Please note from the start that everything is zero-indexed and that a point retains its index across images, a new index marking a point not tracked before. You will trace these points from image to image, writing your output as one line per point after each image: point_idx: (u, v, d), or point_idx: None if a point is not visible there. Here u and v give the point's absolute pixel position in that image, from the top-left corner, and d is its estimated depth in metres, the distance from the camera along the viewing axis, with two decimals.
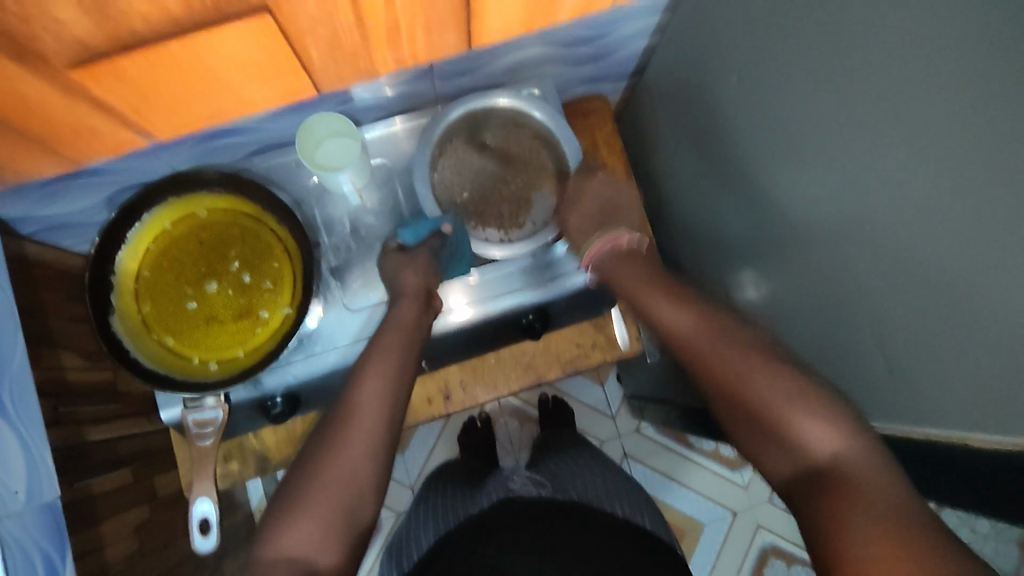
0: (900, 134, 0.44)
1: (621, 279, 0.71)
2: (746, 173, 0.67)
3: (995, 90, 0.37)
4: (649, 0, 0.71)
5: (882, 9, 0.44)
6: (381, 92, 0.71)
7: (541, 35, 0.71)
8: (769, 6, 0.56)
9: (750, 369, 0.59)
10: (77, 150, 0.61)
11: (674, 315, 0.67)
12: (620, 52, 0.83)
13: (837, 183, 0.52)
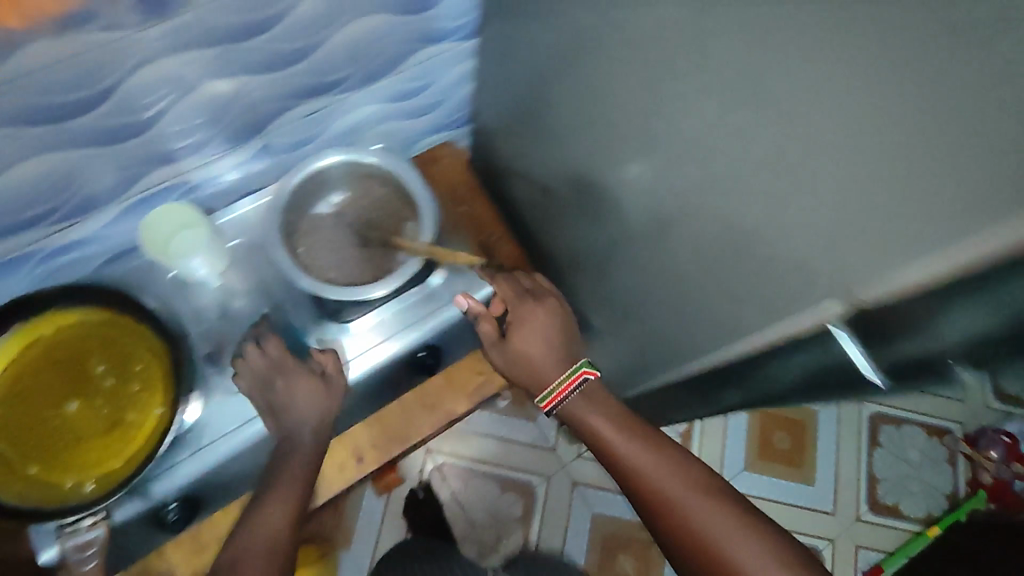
0: (663, 106, 0.48)
1: (595, 422, 0.62)
2: (576, 178, 0.70)
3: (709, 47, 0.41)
4: (454, 45, 0.76)
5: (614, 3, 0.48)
6: (224, 177, 0.72)
7: (363, 92, 0.74)
8: (541, 26, 0.60)
9: (729, 526, 0.50)
10: None
11: (646, 459, 0.57)
12: (451, 99, 0.87)
13: (638, 165, 0.55)
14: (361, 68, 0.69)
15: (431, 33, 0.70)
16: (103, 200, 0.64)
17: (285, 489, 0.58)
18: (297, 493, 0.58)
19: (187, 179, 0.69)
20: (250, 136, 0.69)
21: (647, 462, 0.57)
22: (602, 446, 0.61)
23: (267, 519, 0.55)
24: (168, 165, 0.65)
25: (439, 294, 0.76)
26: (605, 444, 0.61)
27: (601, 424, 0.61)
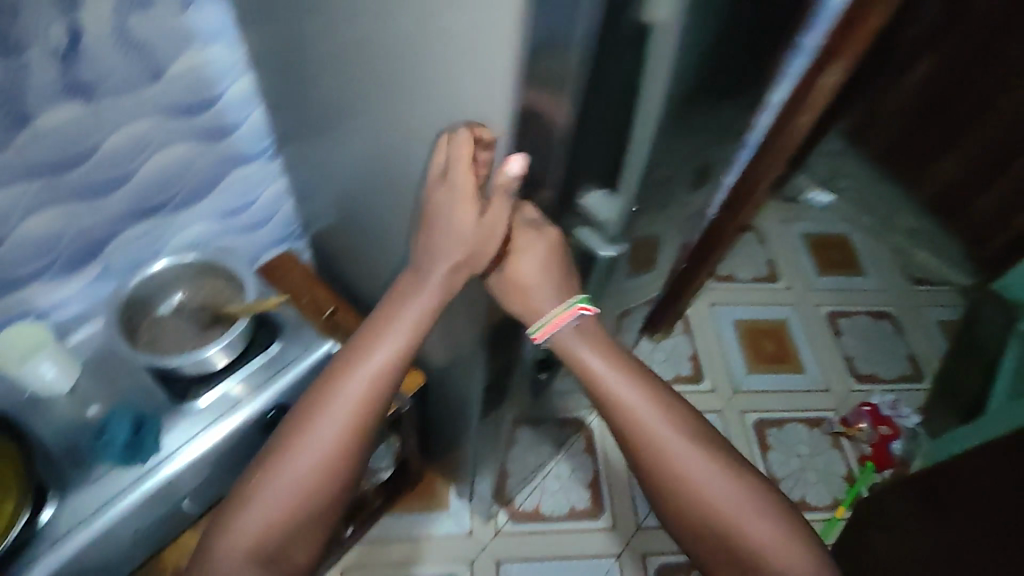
0: (387, 138, 0.68)
1: (586, 359, 0.64)
2: (378, 235, 0.87)
3: (387, 84, 0.62)
4: (265, 166, 0.94)
5: (340, 83, 0.69)
6: (70, 298, 0.83)
7: (189, 212, 0.90)
8: (313, 121, 0.81)
9: (688, 444, 0.64)
10: None
11: (631, 395, 0.64)
12: (279, 215, 1.03)
13: (393, 190, 0.74)
14: (180, 192, 0.86)
15: (238, 159, 0.89)
16: None
17: (282, 476, 0.58)
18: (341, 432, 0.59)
19: (32, 306, 0.80)
20: (88, 259, 0.82)
21: (631, 398, 0.64)
22: (604, 395, 0.64)
23: (263, 507, 0.58)
24: (12, 289, 0.76)
25: (279, 358, 0.87)
26: (603, 386, 0.64)
27: (589, 358, 0.64)
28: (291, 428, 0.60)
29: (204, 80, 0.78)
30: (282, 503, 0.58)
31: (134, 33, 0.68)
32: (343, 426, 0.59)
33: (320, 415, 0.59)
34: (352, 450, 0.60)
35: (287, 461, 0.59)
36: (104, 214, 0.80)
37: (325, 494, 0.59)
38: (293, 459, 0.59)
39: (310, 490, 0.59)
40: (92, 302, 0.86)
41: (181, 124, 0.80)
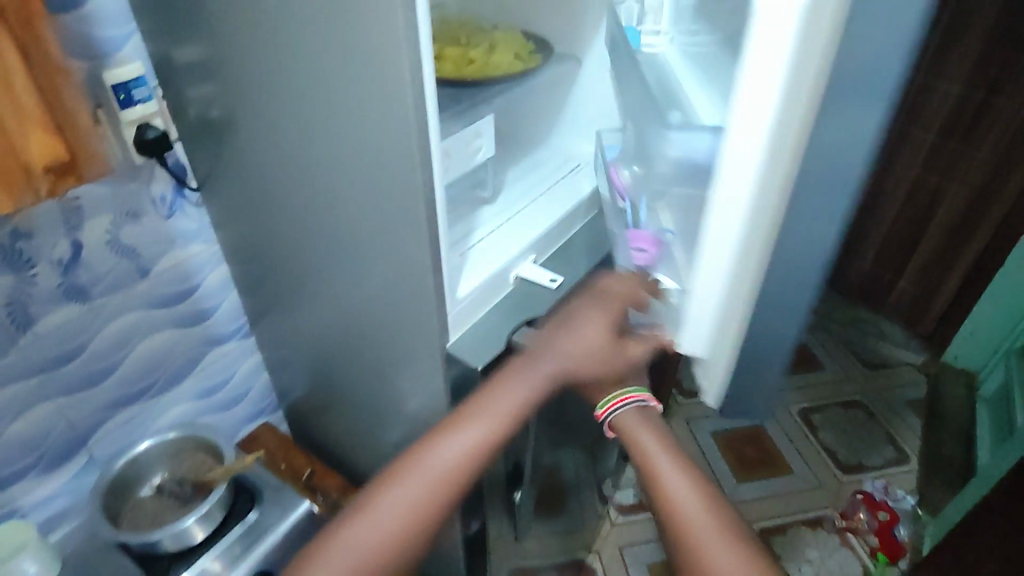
0: (343, 295, 0.79)
1: (638, 441, 0.61)
2: (345, 388, 0.94)
3: (338, 250, 0.74)
4: (240, 344, 1.04)
5: (301, 257, 0.81)
6: (55, 494, 0.86)
7: (171, 396, 0.97)
8: (280, 296, 0.92)
9: (737, 567, 0.51)
10: None
11: (681, 485, 0.56)
12: (254, 389, 1.11)
13: (353, 339, 0.83)
14: (161, 375, 0.94)
15: (215, 337, 0.99)
16: None
17: (371, 530, 0.55)
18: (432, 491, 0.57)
19: (16, 505, 0.83)
20: (74, 451, 0.87)
21: (680, 489, 0.56)
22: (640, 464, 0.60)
23: (354, 550, 0.55)
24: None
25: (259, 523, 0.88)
26: (649, 463, 0.59)
27: (645, 438, 0.61)
28: (386, 485, 0.58)
29: (184, 274, 0.90)
30: (369, 552, 0.55)
31: (125, 242, 0.81)
32: (444, 489, 0.58)
33: (418, 479, 0.58)
34: (439, 517, 0.57)
35: (376, 517, 0.56)
36: (90, 405, 0.86)
37: (410, 552, 0.56)
38: (382, 514, 0.56)
39: (398, 550, 0.55)
40: (75, 496, 0.89)
41: (164, 313, 0.90)
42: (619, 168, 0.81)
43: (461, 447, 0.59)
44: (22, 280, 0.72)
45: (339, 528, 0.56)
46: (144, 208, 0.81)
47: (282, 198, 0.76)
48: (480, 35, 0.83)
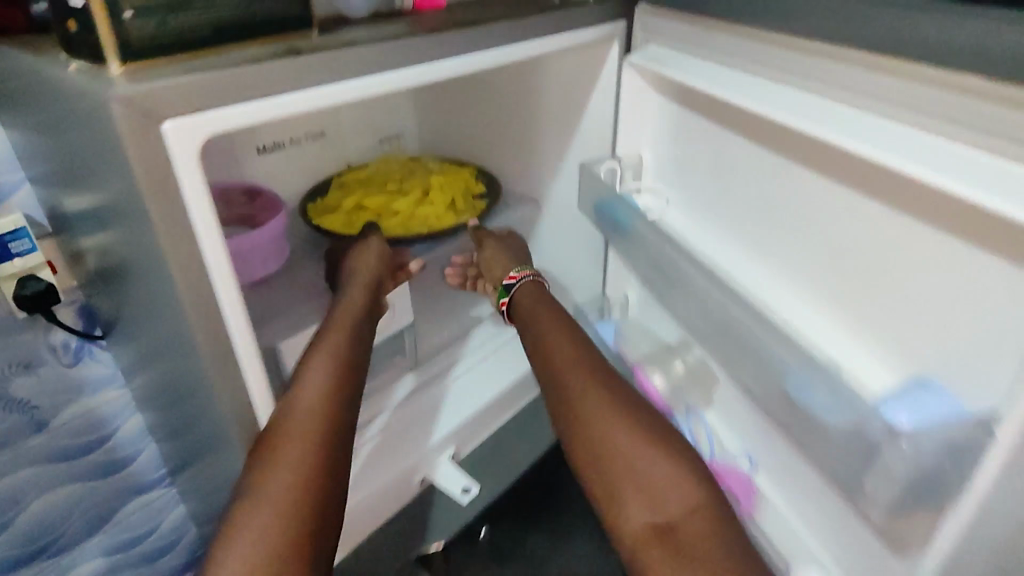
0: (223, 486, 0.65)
1: (521, 295, 0.68)
2: None
3: (209, 441, 0.61)
4: (165, 495, 0.92)
5: (190, 430, 0.69)
6: None
7: (76, 553, 0.86)
8: (185, 460, 0.80)
9: (635, 448, 0.53)
10: None
11: (607, 393, 0.57)
12: (181, 544, 0.97)
13: None
14: (62, 533, 0.83)
15: (133, 488, 0.88)
16: None
17: (268, 522, 0.44)
18: (303, 449, 0.47)
19: None
20: None
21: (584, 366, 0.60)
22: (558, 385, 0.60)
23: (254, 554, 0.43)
24: None
25: None
26: (542, 343, 0.63)
27: (550, 312, 0.66)
28: (257, 474, 0.46)
29: (93, 423, 0.81)
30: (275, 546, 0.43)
31: (15, 394, 0.72)
32: (325, 445, 0.48)
33: (288, 451, 0.47)
34: (321, 485, 0.47)
35: (261, 519, 0.44)
36: None
37: (310, 533, 0.45)
38: (265, 513, 0.44)
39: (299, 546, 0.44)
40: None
41: (67, 466, 0.80)
42: (647, 372, 0.68)
43: (320, 399, 0.50)
44: None
45: (226, 545, 0.44)
46: (41, 359, 0.73)
47: (162, 370, 0.65)
48: (415, 176, 0.77)
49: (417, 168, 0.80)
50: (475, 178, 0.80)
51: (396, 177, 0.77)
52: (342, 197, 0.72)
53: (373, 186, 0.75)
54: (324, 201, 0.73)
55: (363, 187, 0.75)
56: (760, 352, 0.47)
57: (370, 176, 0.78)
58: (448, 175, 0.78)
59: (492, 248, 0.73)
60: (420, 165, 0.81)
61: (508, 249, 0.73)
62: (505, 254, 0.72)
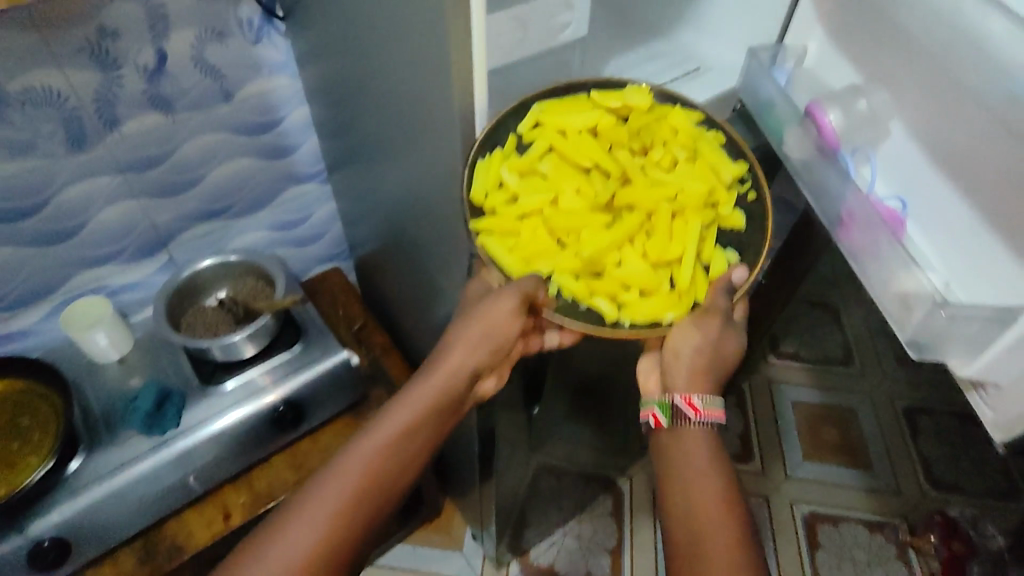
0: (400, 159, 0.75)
1: (681, 425, 0.63)
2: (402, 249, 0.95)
3: (399, 109, 0.70)
4: (318, 188, 1.07)
5: (368, 109, 0.78)
6: (136, 283, 0.99)
7: (251, 221, 1.04)
8: (351, 144, 0.91)
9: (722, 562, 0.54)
10: None
11: (702, 471, 0.59)
12: (328, 233, 1.16)
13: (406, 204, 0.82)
14: (238, 201, 0.99)
15: (294, 176, 1.03)
16: (32, 299, 0.90)
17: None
18: (321, 531, 0.55)
19: (106, 283, 0.96)
20: (156, 250, 0.97)
21: (701, 472, 0.59)
22: (680, 487, 0.59)
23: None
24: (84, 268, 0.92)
25: (300, 356, 0.95)
26: (666, 470, 0.61)
27: (693, 454, 0.61)
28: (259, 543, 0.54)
29: (268, 104, 0.90)
30: None
31: (210, 60, 0.81)
32: (335, 514, 0.55)
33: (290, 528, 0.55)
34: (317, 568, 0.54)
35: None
36: (169, 215, 0.94)
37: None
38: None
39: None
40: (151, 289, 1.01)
41: (246, 142, 0.93)
42: (823, 110, 0.64)
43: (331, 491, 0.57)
44: (110, 79, 0.76)
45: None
46: (230, 30, 0.80)
47: (352, 42, 0.71)
48: (639, 174, 0.66)
49: (650, 168, 0.67)
50: (720, 213, 0.66)
51: (608, 180, 0.66)
52: (527, 201, 0.64)
53: (577, 199, 0.64)
54: (521, 208, 0.63)
55: (561, 198, 0.64)
56: (1000, 52, 0.50)
57: (583, 161, 0.66)
58: (684, 210, 0.65)
59: (697, 326, 0.63)
60: (676, 185, 0.65)
61: (705, 355, 0.64)
62: (703, 356, 0.64)
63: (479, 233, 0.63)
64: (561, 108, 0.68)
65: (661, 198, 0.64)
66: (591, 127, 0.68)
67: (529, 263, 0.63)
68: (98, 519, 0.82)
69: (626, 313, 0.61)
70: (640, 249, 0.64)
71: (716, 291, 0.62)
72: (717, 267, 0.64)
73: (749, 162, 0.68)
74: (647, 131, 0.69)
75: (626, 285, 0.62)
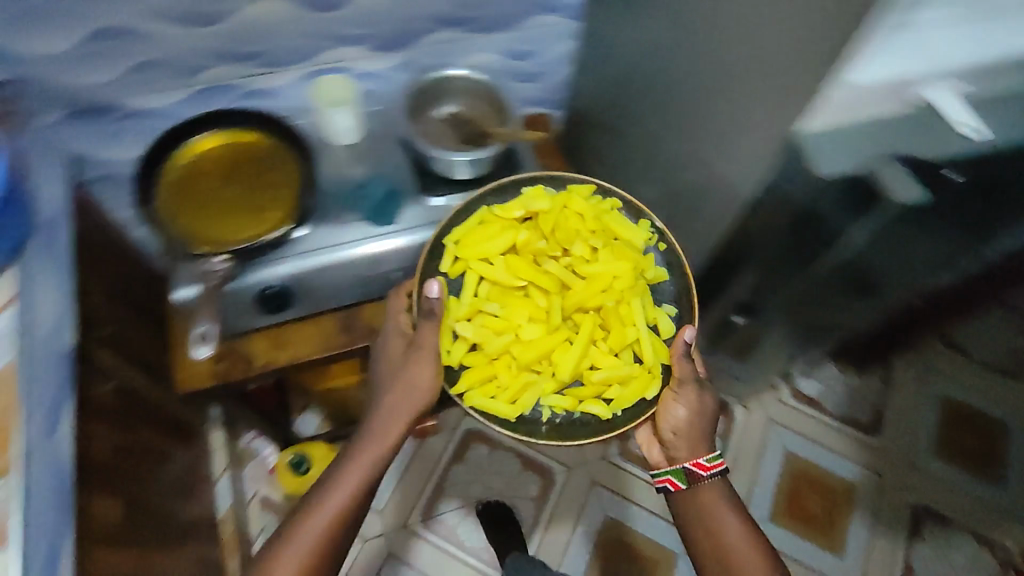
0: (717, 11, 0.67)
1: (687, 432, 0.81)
2: (649, 112, 0.89)
3: None
4: (564, 23, 1.02)
5: None
6: (374, 74, 0.97)
7: (492, 41, 1.00)
8: None
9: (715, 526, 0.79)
10: (147, 72, 0.84)
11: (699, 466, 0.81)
12: (551, 74, 1.12)
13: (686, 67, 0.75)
14: (489, 15, 0.95)
15: (548, 3, 0.97)
16: (289, 61, 0.90)
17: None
18: (343, 520, 0.72)
19: (349, 66, 0.95)
20: (403, 46, 0.95)
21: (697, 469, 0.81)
22: (708, 530, 0.79)
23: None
24: (338, 44, 0.90)
25: None
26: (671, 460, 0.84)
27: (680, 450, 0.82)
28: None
29: None
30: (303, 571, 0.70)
31: None
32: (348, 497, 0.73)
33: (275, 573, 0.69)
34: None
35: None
36: (428, 11, 0.90)
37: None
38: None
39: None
40: (381, 85, 1.00)
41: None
42: None
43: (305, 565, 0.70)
44: None
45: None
46: None
47: None
48: (569, 276, 0.81)
49: (578, 266, 0.81)
50: (647, 278, 0.82)
51: (550, 284, 0.81)
52: (490, 348, 0.78)
53: (530, 325, 0.79)
54: (488, 351, 0.78)
55: (522, 333, 0.79)
56: None
57: (515, 284, 0.80)
58: (620, 293, 0.79)
59: (677, 401, 0.79)
60: (575, 273, 0.82)
61: (703, 413, 0.81)
62: (698, 417, 0.81)
63: (470, 397, 0.77)
64: (473, 238, 0.81)
65: (590, 308, 0.80)
66: (510, 245, 0.82)
67: (516, 399, 0.78)
68: (315, 281, 0.90)
69: (611, 403, 0.78)
70: (604, 348, 0.80)
71: (679, 359, 0.78)
72: (666, 347, 0.80)
73: (647, 225, 0.84)
74: (559, 228, 0.82)
75: (607, 384, 0.78)
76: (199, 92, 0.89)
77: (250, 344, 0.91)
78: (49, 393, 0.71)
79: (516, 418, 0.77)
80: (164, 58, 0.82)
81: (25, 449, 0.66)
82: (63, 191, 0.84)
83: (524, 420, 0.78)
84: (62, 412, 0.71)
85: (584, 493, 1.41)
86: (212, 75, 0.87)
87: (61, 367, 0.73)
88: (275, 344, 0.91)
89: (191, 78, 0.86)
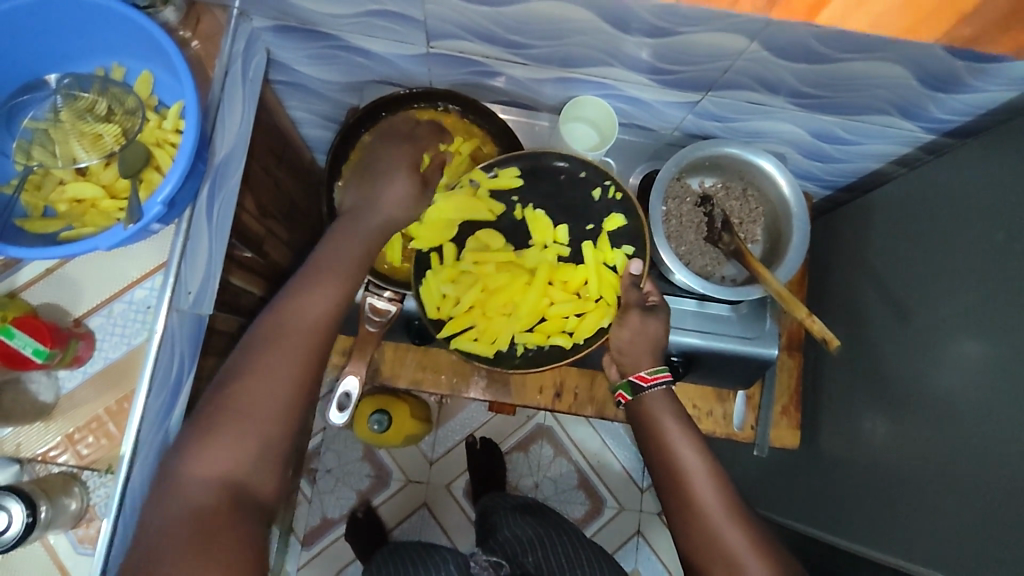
0: None
1: (647, 401, 0.67)
2: (971, 329, 0.67)
3: None
4: (912, 130, 0.74)
5: None
6: (637, 102, 0.75)
7: (804, 118, 0.74)
8: None
9: (720, 511, 0.61)
10: (380, 24, 0.65)
11: (686, 447, 0.64)
12: (848, 163, 0.86)
13: None
14: (828, 98, 0.68)
15: (915, 111, 0.70)
16: (546, 62, 0.68)
17: (231, 428, 0.50)
18: (320, 299, 0.55)
19: (615, 86, 0.72)
20: (694, 90, 0.70)
21: (682, 448, 0.64)
22: (663, 449, 0.65)
23: (234, 407, 0.51)
24: (619, 68, 0.68)
25: (732, 322, 0.78)
26: (654, 433, 0.66)
27: (659, 417, 0.66)
28: (238, 370, 0.52)
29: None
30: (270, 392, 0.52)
31: None
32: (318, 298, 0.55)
33: (266, 355, 0.53)
34: (304, 386, 0.54)
35: (205, 455, 0.49)
36: (758, 72, 0.65)
37: (273, 447, 0.51)
38: (237, 427, 0.50)
39: (197, 521, 0.47)
40: (639, 110, 0.77)
41: (936, 54, 0.58)
42: None
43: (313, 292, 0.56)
44: None
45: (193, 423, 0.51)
46: None
47: None
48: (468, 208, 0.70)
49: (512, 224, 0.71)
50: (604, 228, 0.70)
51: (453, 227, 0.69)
52: (465, 299, 0.68)
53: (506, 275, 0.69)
54: (462, 301, 0.68)
55: (488, 282, 0.69)
56: None
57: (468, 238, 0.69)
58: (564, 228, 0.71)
59: (623, 326, 0.68)
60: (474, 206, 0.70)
61: (638, 335, 0.68)
62: (642, 343, 0.68)
63: (451, 344, 0.69)
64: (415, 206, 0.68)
65: (538, 246, 0.71)
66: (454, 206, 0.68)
67: (495, 337, 0.70)
68: None
69: (575, 334, 0.70)
70: (563, 284, 0.71)
71: (626, 287, 0.68)
72: (614, 277, 0.70)
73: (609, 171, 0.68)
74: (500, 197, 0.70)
75: (567, 316, 0.70)
76: (430, 55, 0.70)
77: (397, 357, 0.83)
78: (173, 376, 0.62)
79: (494, 355, 0.71)
80: (408, 16, 0.62)
81: (127, 450, 0.57)
82: (245, 122, 0.71)
83: (501, 358, 0.71)
84: (181, 396, 0.65)
85: (624, 535, 1.39)
86: (452, 46, 0.67)
87: (191, 345, 0.66)
88: (417, 364, 0.83)
89: (428, 41, 0.67)
